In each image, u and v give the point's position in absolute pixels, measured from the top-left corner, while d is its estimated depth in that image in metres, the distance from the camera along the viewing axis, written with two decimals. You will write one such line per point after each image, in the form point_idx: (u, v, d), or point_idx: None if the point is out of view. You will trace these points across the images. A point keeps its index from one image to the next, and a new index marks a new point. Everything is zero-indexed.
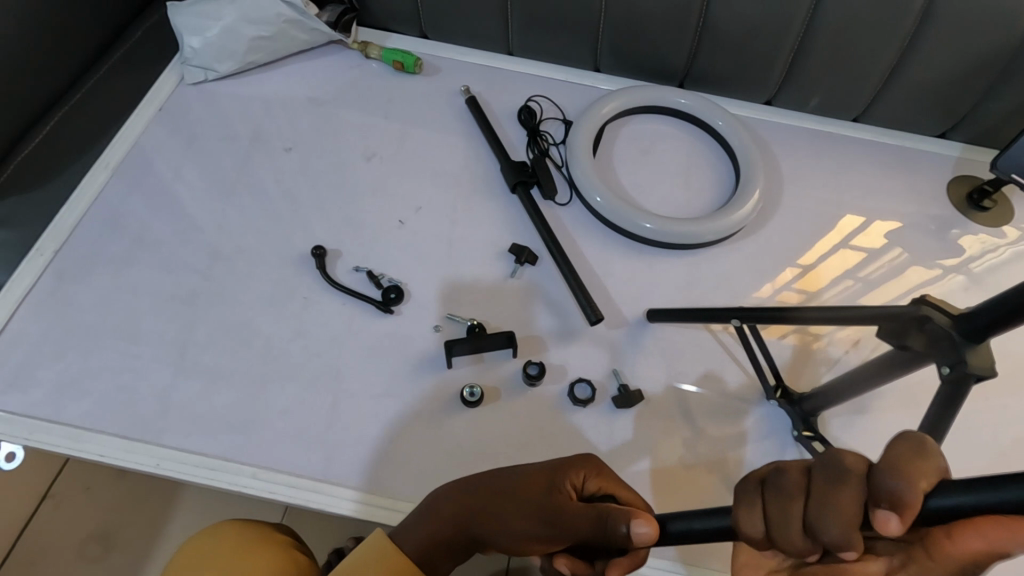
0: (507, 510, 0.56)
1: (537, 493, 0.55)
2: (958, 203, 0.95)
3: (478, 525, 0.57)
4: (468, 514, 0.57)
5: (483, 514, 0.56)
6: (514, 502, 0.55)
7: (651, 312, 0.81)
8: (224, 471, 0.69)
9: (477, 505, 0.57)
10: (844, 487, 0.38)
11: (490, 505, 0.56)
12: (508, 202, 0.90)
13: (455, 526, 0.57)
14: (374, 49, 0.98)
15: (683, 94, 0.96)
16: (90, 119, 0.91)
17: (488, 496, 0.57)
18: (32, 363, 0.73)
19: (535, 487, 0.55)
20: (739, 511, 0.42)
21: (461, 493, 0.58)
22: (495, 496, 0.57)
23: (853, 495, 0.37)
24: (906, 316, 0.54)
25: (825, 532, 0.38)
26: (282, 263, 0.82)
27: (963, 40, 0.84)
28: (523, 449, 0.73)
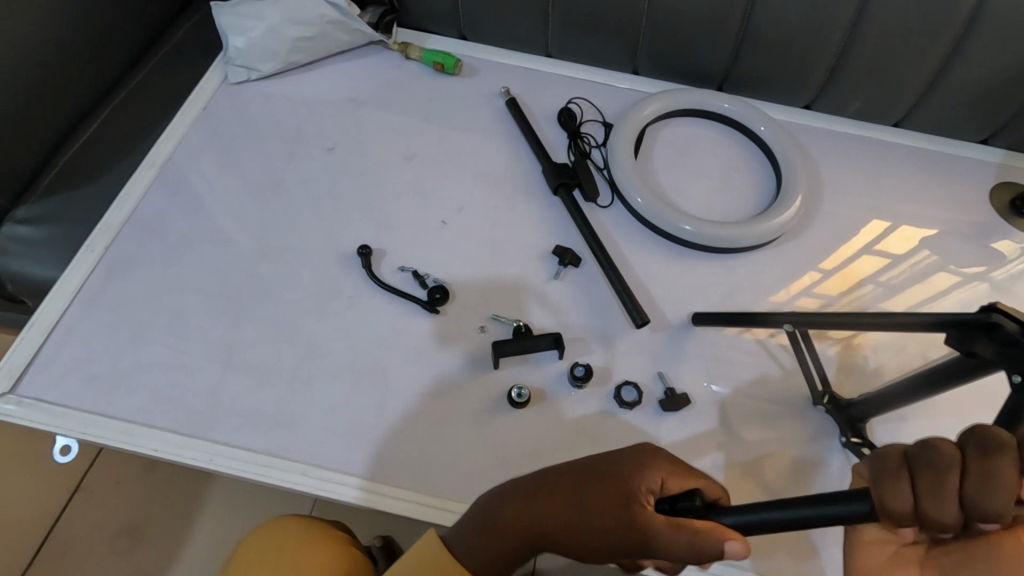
0: (582, 521, 0.56)
1: (613, 503, 0.55)
2: (1000, 210, 0.94)
3: (543, 536, 0.57)
4: (532, 526, 0.57)
5: (551, 526, 0.56)
6: (587, 513, 0.56)
7: (695, 316, 0.81)
8: (275, 468, 0.70)
9: (543, 516, 0.57)
10: (996, 459, 0.40)
11: (558, 518, 0.56)
12: (549, 204, 0.90)
13: (521, 537, 0.57)
14: (414, 50, 0.99)
15: (727, 99, 0.97)
16: (137, 118, 0.92)
17: (552, 506, 0.57)
18: (86, 358, 0.74)
19: (611, 497, 0.55)
20: (882, 486, 0.43)
21: (521, 509, 0.57)
22: (563, 510, 0.56)
23: (1009, 467, 0.40)
24: (971, 324, 0.54)
25: (986, 504, 0.40)
26: (328, 262, 0.83)
27: (1012, 46, 0.84)
28: (563, 449, 0.73)
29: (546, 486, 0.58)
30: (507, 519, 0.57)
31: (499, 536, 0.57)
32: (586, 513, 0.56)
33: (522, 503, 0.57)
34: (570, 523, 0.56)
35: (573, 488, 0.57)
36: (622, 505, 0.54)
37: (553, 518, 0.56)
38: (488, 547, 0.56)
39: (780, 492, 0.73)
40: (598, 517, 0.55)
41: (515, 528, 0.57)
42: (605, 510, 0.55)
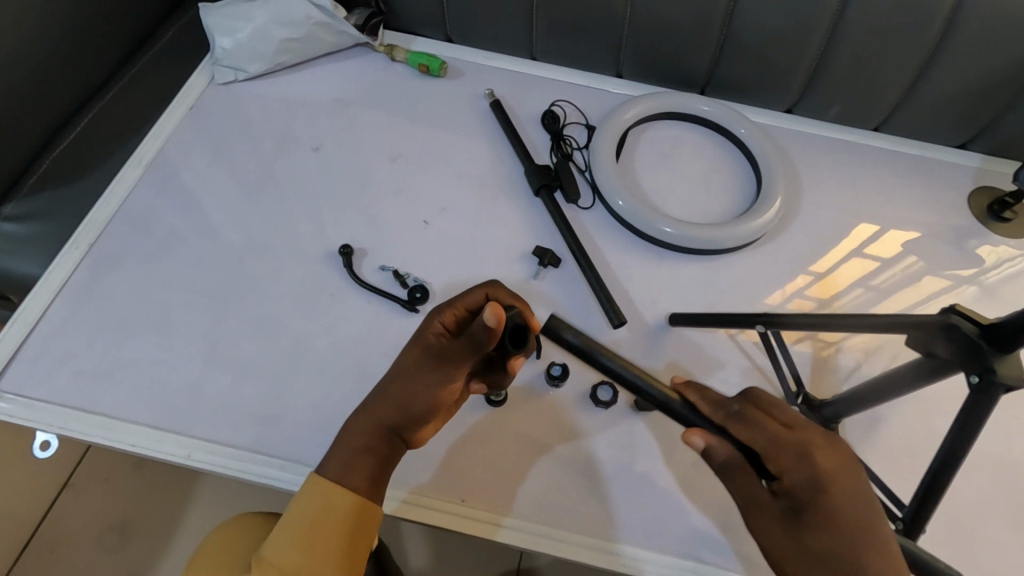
0: (414, 396, 0.61)
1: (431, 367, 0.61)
2: (978, 214, 0.95)
3: (405, 432, 0.63)
4: (393, 436, 0.62)
5: (411, 421, 0.62)
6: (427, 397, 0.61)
7: (671, 316, 0.82)
8: (251, 463, 0.70)
9: (404, 421, 0.62)
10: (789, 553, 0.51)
11: (410, 415, 0.62)
12: (530, 204, 0.91)
13: (390, 443, 0.62)
14: (400, 52, 1.00)
15: (706, 101, 0.98)
16: (125, 117, 0.93)
17: (400, 414, 0.61)
18: (68, 354, 0.75)
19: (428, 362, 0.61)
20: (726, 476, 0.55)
21: (377, 425, 0.61)
22: (415, 407, 0.61)
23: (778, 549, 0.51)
24: (933, 324, 0.56)
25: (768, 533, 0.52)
26: (309, 261, 0.84)
27: (987, 53, 0.85)
28: (534, 447, 0.74)
29: (388, 397, 0.62)
30: (366, 438, 0.61)
31: (370, 462, 0.61)
32: (423, 398, 0.61)
33: (379, 425, 0.61)
34: (417, 411, 0.61)
35: (408, 389, 0.61)
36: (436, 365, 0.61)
37: (415, 419, 0.62)
38: (365, 466, 0.60)
39: None
40: (435, 388, 0.61)
41: (381, 444, 0.62)
42: (435, 376, 0.61)
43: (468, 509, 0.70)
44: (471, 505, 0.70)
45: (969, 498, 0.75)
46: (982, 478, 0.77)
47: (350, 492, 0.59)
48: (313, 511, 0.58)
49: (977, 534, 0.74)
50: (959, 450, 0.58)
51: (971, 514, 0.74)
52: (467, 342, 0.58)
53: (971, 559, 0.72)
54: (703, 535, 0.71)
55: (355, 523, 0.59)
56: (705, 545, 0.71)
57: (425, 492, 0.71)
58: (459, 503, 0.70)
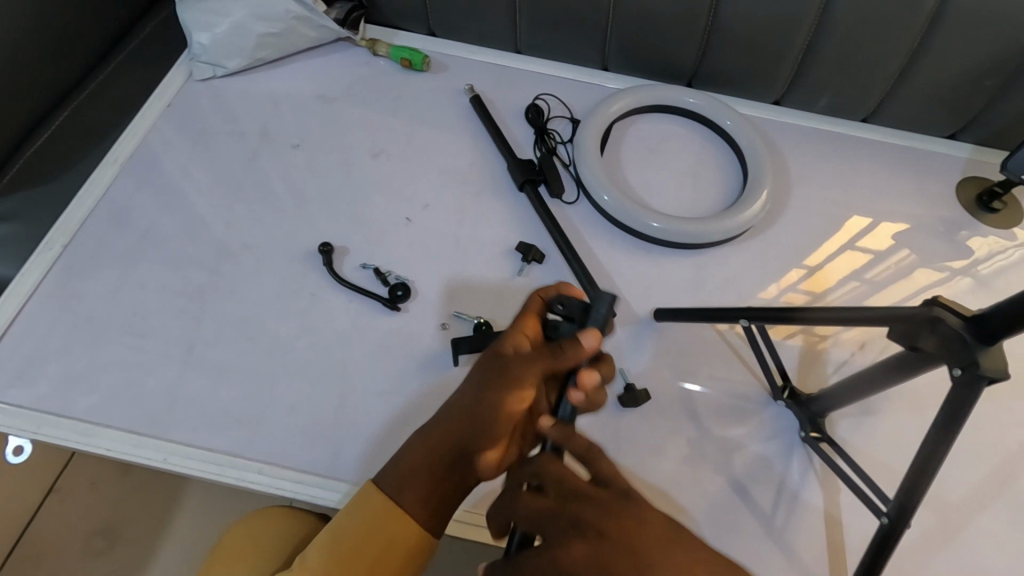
0: (468, 417, 0.59)
1: (513, 370, 0.59)
2: (967, 205, 0.94)
3: (477, 452, 0.59)
4: (460, 459, 0.59)
5: (472, 440, 0.59)
6: (504, 407, 0.59)
7: (656, 312, 0.81)
8: (230, 467, 0.69)
9: (473, 431, 0.59)
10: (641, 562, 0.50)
11: (481, 426, 0.59)
12: (515, 200, 0.90)
13: (442, 464, 0.59)
14: (382, 47, 0.98)
15: (692, 94, 0.96)
16: (99, 115, 0.91)
17: (476, 427, 0.59)
18: (40, 357, 0.74)
19: (506, 365, 0.60)
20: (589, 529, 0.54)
21: (448, 444, 0.59)
22: (488, 416, 0.59)
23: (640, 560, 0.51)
24: (917, 318, 0.55)
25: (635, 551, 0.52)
26: (289, 260, 0.82)
27: (975, 41, 0.84)
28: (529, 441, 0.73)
29: (450, 419, 0.60)
30: (421, 461, 0.59)
31: (429, 493, 0.59)
32: (498, 408, 0.59)
33: (446, 441, 0.59)
34: (490, 421, 0.59)
35: (485, 393, 0.59)
36: (510, 366, 0.59)
37: (481, 437, 0.59)
38: (422, 493, 0.58)
39: (742, 486, 0.74)
40: (510, 396, 0.59)
41: (439, 465, 0.59)
42: (511, 380, 0.59)
43: None
44: (475, 512, 0.70)
45: (958, 493, 0.75)
46: (972, 471, 0.76)
47: (391, 505, 0.58)
48: (364, 525, 0.57)
49: (968, 529, 0.73)
50: (925, 477, 0.57)
51: (962, 507, 0.74)
52: (548, 348, 0.59)
53: (959, 554, 0.71)
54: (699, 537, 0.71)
55: (401, 547, 0.57)
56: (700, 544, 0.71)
57: (469, 509, 0.70)
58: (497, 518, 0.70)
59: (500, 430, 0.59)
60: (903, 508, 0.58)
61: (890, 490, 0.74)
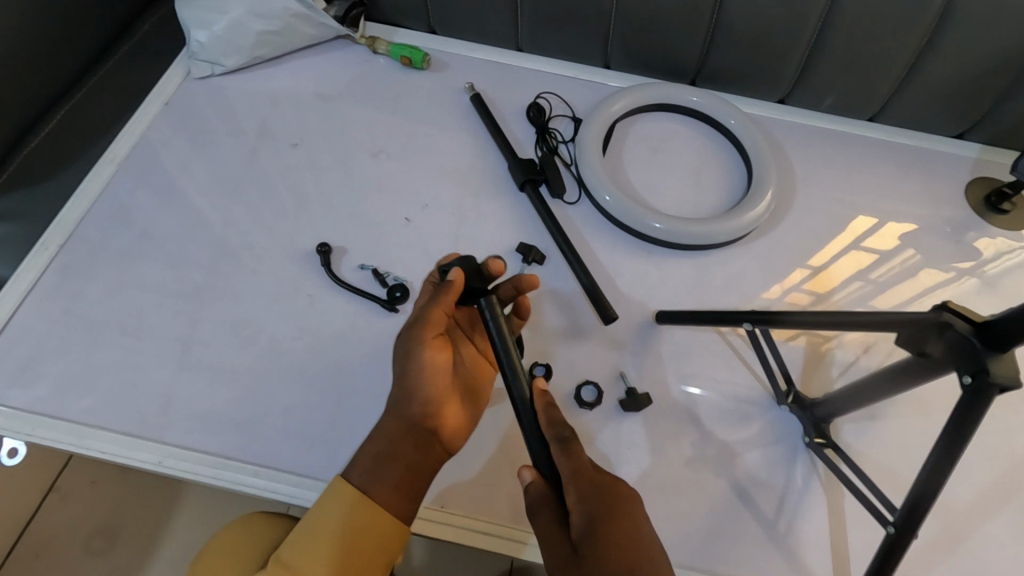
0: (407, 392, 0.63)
1: (415, 333, 0.63)
2: (975, 205, 0.93)
3: (426, 420, 0.62)
4: (417, 432, 0.62)
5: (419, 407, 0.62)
6: (427, 366, 0.62)
7: (658, 314, 0.80)
8: (227, 470, 0.69)
9: (413, 400, 0.63)
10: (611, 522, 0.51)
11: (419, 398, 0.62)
12: (515, 199, 0.89)
13: (403, 441, 0.61)
14: (381, 44, 0.97)
15: (695, 92, 0.95)
16: (96, 114, 0.90)
17: (412, 396, 0.63)
18: (35, 359, 0.73)
19: (410, 332, 0.64)
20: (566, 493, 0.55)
21: (398, 420, 0.62)
22: (418, 380, 0.62)
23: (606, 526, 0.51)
24: (926, 323, 0.55)
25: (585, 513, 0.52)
26: (287, 260, 0.82)
27: (985, 39, 0.82)
28: (490, 431, 0.73)
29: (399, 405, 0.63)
30: (381, 448, 0.61)
31: (401, 475, 0.60)
32: (419, 373, 0.62)
33: (399, 419, 0.62)
34: (421, 385, 0.62)
35: (406, 361, 0.63)
36: (412, 329, 0.63)
37: (421, 401, 0.62)
38: (392, 479, 0.60)
39: (745, 490, 0.73)
40: (425, 353, 0.62)
41: (399, 448, 0.61)
42: (417, 341, 0.63)
43: (479, 523, 0.68)
44: (442, 509, 0.69)
45: (964, 498, 0.73)
46: (979, 477, 0.75)
47: (359, 499, 0.59)
48: (333, 520, 0.58)
49: (975, 535, 0.72)
50: (934, 483, 0.55)
51: (968, 513, 0.73)
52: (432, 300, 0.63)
53: (966, 560, 0.70)
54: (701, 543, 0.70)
55: (375, 540, 0.59)
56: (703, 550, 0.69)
57: (434, 505, 0.69)
58: (464, 514, 0.69)
59: (435, 388, 0.63)
60: (911, 513, 0.57)
61: (894, 495, 0.73)
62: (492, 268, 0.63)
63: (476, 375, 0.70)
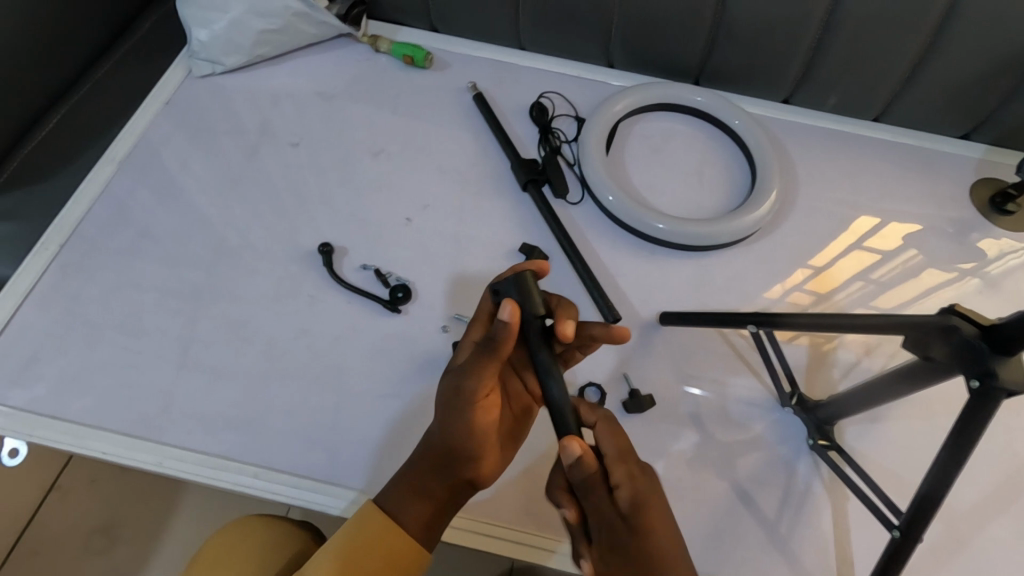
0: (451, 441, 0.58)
1: (465, 381, 0.57)
2: (980, 206, 0.92)
3: (465, 470, 0.59)
4: (456, 481, 0.60)
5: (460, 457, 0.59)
6: (474, 420, 0.58)
7: (660, 314, 0.80)
8: (226, 470, 0.69)
9: (456, 450, 0.58)
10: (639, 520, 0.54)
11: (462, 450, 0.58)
12: (517, 199, 0.88)
13: (436, 487, 0.60)
14: (383, 43, 0.97)
15: (699, 91, 0.94)
16: (97, 112, 0.90)
17: (456, 449, 0.58)
18: (35, 359, 0.73)
19: (459, 377, 0.58)
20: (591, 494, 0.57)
21: (437, 466, 0.59)
22: (463, 435, 0.58)
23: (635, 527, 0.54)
24: (932, 326, 0.54)
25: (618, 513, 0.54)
26: (289, 260, 0.81)
27: (991, 40, 0.82)
28: None
29: (442, 453, 0.59)
30: (416, 485, 0.60)
31: (430, 510, 0.60)
32: (466, 423, 0.58)
33: (435, 465, 0.60)
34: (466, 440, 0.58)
35: (453, 410, 0.58)
36: (463, 375, 0.58)
37: (462, 453, 0.58)
38: (421, 512, 0.60)
39: (747, 493, 0.72)
40: (474, 404, 0.57)
41: (434, 488, 0.60)
42: (467, 391, 0.57)
43: (504, 532, 0.68)
44: (467, 518, 0.68)
45: (968, 501, 0.73)
46: (983, 480, 0.74)
47: (388, 525, 0.59)
48: (361, 543, 0.59)
49: (979, 538, 0.71)
50: (941, 485, 0.55)
51: (971, 516, 0.72)
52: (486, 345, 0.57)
53: (970, 564, 0.70)
54: (706, 547, 0.69)
55: (401, 567, 0.59)
56: (709, 553, 0.69)
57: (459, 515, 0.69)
58: (489, 523, 0.69)
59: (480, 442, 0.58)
60: (918, 515, 0.57)
61: (897, 498, 0.73)
62: (560, 331, 0.58)
63: (516, 414, 0.66)
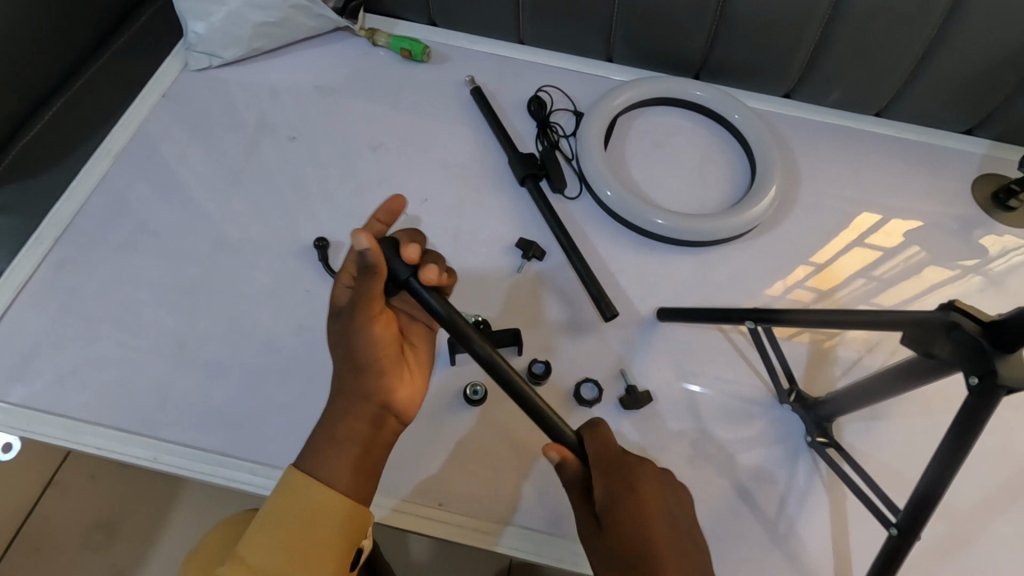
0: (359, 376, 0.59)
1: (357, 314, 0.57)
2: (983, 203, 0.91)
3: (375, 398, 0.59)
4: (368, 405, 0.59)
5: (365, 388, 0.59)
6: (374, 350, 0.58)
7: (660, 311, 0.79)
8: (222, 466, 0.68)
9: (363, 376, 0.59)
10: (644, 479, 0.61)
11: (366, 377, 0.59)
12: (516, 195, 0.88)
13: (356, 422, 0.59)
14: (381, 37, 0.96)
15: (699, 86, 0.94)
16: (93, 106, 0.89)
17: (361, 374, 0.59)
18: (30, 353, 0.73)
19: (351, 311, 0.57)
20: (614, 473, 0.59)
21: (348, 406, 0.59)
22: (360, 358, 0.58)
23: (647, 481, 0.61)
24: (933, 323, 0.53)
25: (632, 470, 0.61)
26: (286, 255, 0.81)
27: (995, 34, 0.81)
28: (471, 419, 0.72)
29: (349, 387, 0.59)
30: (336, 435, 0.59)
31: (358, 453, 0.59)
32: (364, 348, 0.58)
33: (354, 402, 0.59)
34: (374, 371, 0.59)
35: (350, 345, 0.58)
36: (355, 308, 0.57)
37: (368, 380, 0.59)
38: (345, 460, 0.58)
39: (746, 491, 0.72)
40: (367, 333, 0.57)
41: (365, 428, 0.59)
42: (361, 324, 0.57)
43: (454, 517, 0.68)
44: (415, 502, 0.68)
45: (970, 500, 0.72)
46: (984, 477, 0.74)
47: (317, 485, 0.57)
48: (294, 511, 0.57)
49: (980, 537, 0.71)
50: (941, 483, 0.54)
51: (972, 514, 0.72)
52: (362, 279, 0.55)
53: (971, 562, 0.69)
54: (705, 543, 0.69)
55: (339, 521, 0.58)
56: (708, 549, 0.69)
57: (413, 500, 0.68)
58: (438, 507, 0.68)
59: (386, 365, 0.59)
60: (917, 513, 0.56)
61: (896, 496, 0.72)
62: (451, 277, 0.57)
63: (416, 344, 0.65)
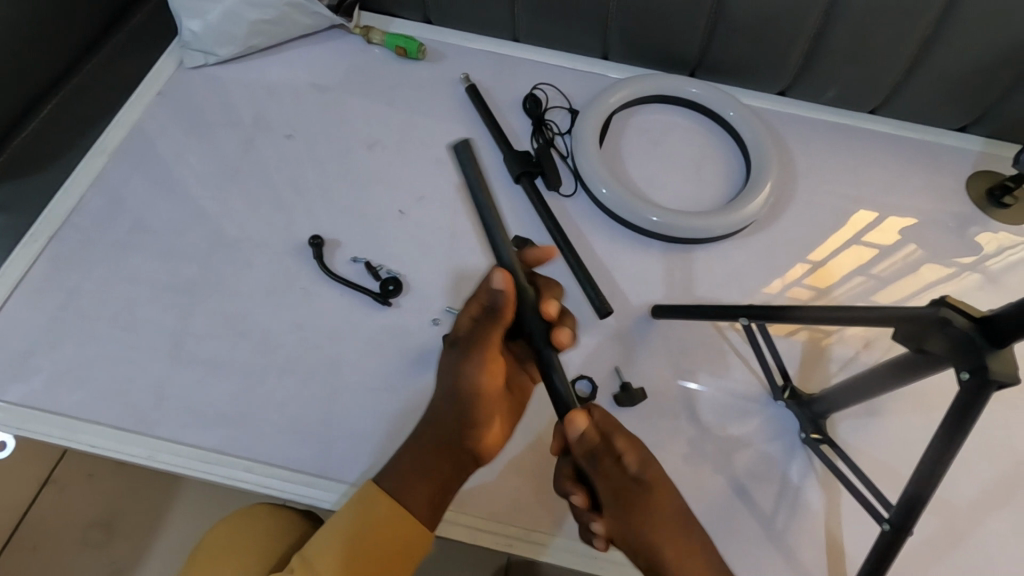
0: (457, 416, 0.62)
1: (476, 357, 0.62)
2: (978, 200, 0.91)
3: (468, 442, 0.62)
4: (457, 442, 0.62)
5: (459, 430, 0.62)
6: (480, 389, 0.62)
7: (654, 308, 0.79)
8: (218, 464, 0.68)
9: (461, 420, 0.62)
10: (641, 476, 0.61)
11: (462, 421, 0.62)
12: (512, 193, 0.88)
13: (441, 463, 0.62)
14: (376, 35, 0.96)
15: (695, 83, 0.94)
16: (88, 104, 0.89)
17: (461, 412, 0.62)
18: (25, 351, 0.73)
19: (472, 356, 0.62)
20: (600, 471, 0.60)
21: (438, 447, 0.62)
22: (466, 401, 0.62)
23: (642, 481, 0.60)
24: (925, 317, 0.53)
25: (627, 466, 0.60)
26: (281, 253, 0.81)
27: (989, 31, 0.81)
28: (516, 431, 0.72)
29: (440, 428, 0.62)
30: (416, 467, 0.61)
31: (435, 489, 0.61)
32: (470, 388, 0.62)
33: (441, 441, 0.62)
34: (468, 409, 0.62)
35: (457, 384, 0.62)
36: (472, 350, 0.62)
37: (464, 423, 0.62)
38: (424, 496, 0.61)
39: (743, 488, 0.72)
40: (482, 378, 0.62)
41: (443, 465, 0.62)
42: (477, 364, 0.62)
43: (498, 525, 0.68)
44: (465, 511, 0.68)
45: (965, 496, 0.73)
46: (979, 474, 0.74)
47: (394, 508, 0.59)
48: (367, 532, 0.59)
49: (975, 533, 0.71)
50: (932, 477, 0.55)
51: (967, 511, 0.72)
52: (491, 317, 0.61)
53: (966, 558, 0.70)
54: None
55: (407, 544, 0.60)
56: None
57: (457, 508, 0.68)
58: (483, 516, 0.68)
59: (482, 411, 0.62)
60: (910, 507, 0.56)
61: (891, 493, 0.72)
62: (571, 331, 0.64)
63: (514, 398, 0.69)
